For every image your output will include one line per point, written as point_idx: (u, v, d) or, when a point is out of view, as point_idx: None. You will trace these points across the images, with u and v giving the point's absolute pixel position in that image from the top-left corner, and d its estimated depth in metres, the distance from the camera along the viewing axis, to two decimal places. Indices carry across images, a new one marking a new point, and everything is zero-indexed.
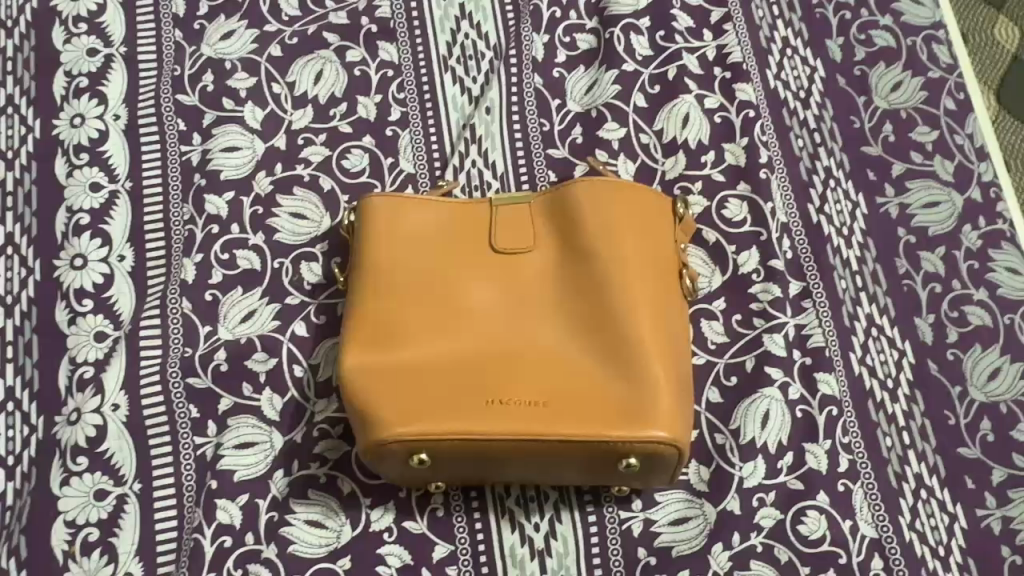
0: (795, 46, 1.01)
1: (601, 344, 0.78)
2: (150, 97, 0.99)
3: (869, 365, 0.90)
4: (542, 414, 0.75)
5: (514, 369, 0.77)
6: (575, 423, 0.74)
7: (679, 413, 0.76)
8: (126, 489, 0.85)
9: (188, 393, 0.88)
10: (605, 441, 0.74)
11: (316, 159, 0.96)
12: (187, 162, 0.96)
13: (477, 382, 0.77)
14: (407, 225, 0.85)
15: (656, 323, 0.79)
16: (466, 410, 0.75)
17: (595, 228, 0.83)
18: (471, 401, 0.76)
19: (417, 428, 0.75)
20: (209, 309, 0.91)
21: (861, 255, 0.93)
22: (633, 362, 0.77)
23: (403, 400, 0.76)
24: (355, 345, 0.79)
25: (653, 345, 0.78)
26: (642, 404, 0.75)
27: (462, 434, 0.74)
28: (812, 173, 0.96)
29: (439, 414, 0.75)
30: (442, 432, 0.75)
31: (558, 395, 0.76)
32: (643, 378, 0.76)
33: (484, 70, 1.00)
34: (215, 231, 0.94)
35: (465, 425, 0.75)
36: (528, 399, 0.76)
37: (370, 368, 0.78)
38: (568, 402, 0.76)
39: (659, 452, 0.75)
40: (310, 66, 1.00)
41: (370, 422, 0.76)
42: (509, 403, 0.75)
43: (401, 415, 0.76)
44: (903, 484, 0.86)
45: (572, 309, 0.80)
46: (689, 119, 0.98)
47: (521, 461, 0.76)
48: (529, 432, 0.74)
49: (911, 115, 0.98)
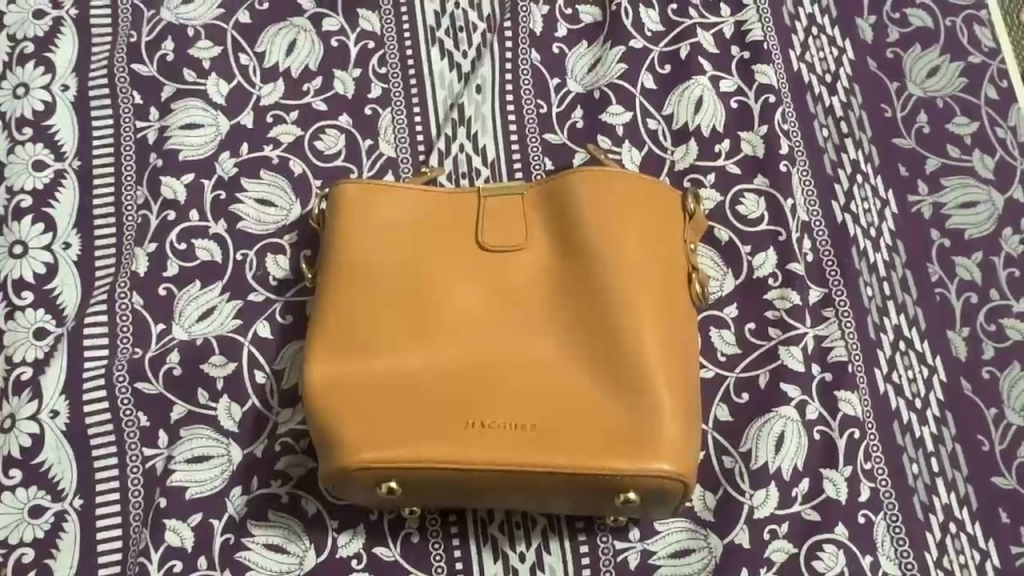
0: (822, 25, 0.91)
1: (599, 357, 0.69)
2: (103, 66, 0.89)
3: (896, 382, 0.81)
4: (532, 438, 0.66)
5: (500, 385, 0.68)
6: (568, 449, 0.66)
7: (686, 439, 0.67)
8: (65, 505, 0.76)
9: (137, 398, 0.79)
10: (601, 473, 0.65)
11: (287, 140, 0.87)
12: (143, 140, 0.86)
13: (457, 400, 0.68)
14: (384, 217, 0.75)
15: (662, 335, 0.70)
16: (445, 433, 0.66)
17: (595, 225, 0.73)
18: (451, 422, 0.67)
19: (388, 452, 0.66)
20: (163, 305, 0.82)
21: (890, 259, 0.84)
22: (636, 380, 0.68)
23: (374, 420, 0.67)
24: (320, 352, 0.70)
25: (658, 361, 0.69)
26: (644, 430, 0.66)
27: (438, 460, 0.66)
28: (837, 167, 0.87)
29: (415, 435, 0.66)
30: (416, 457, 0.66)
31: (549, 416, 0.67)
32: (647, 399, 0.67)
33: (476, 44, 0.90)
34: (172, 218, 0.84)
35: (444, 449, 0.66)
36: (516, 421, 0.67)
37: (336, 379, 0.69)
38: (561, 425, 0.66)
39: (661, 485, 0.66)
40: (282, 35, 0.90)
41: (334, 443, 0.67)
42: (493, 425, 0.66)
43: (370, 436, 0.67)
44: (931, 517, 0.78)
45: (567, 315, 0.71)
46: (703, 103, 0.88)
47: (505, 491, 0.67)
48: (515, 459, 0.65)
49: (949, 104, 0.89)
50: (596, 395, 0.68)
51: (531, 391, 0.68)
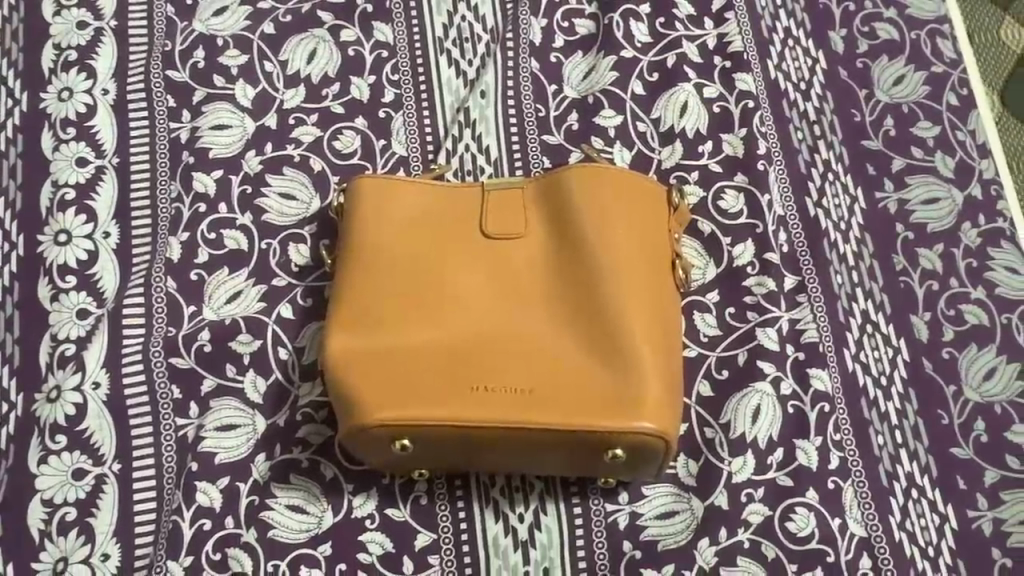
0: (797, 37, 0.99)
1: (591, 330, 0.77)
2: (140, 72, 0.97)
3: (863, 361, 0.89)
4: (528, 401, 0.73)
5: (500, 355, 0.76)
6: (561, 410, 0.73)
7: (668, 403, 0.74)
8: (105, 469, 0.84)
9: (171, 372, 0.87)
10: (591, 431, 0.73)
11: (308, 140, 0.95)
12: (176, 139, 0.95)
13: (462, 368, 0.75)
14: (397, 209, 0.84)
15: (646, 312, 0.78)
16: (452, 396, 0.74)
17: (587, 215, 0.81)
18: (456, 386, 0.74)
19: (399, 412, 0.73)
20: (195, 288, 0.89)
21: (858, 250, 0.92)
22: (623, 350, 0.76)
23: (387, 385, 0.75)
24: (339, 327, 0.78)
25: (643, 333, 0.76)
26: (630, 394, 0.74)
27: (444, 420, 0.73)
28: (811, 166, 0.95)
29: (424, 398, 0.74)
30: (425, 417, 0.73)
31: (544, 382, 0.74)
32: (632, 367, 0.75)
33: (481, 53, 0.98)
34: (203, 210, 0.92)
35: (449, 410, 0.73)
36: (515, 386, 0.74)
37: (354, 351, 0.77)
38: (555, 390, 0.74)
39: (646, 444, 0.73)
40: (303, 45, 0.98)
41: (352, 406, 0.75)
42: (494, 389, 0.74)
43: (384, 398, 0.74)
44: (894, 483, 0.85)
45: (561, 295, 0.79)
46: (688, 108, 0.96)
47: (504, 449, 0.75)
48: (513, 419, 0.73)
49: (913, 109, 0.97)
50: (587, 364, 0.76)
51: (528, 361, 0.76)
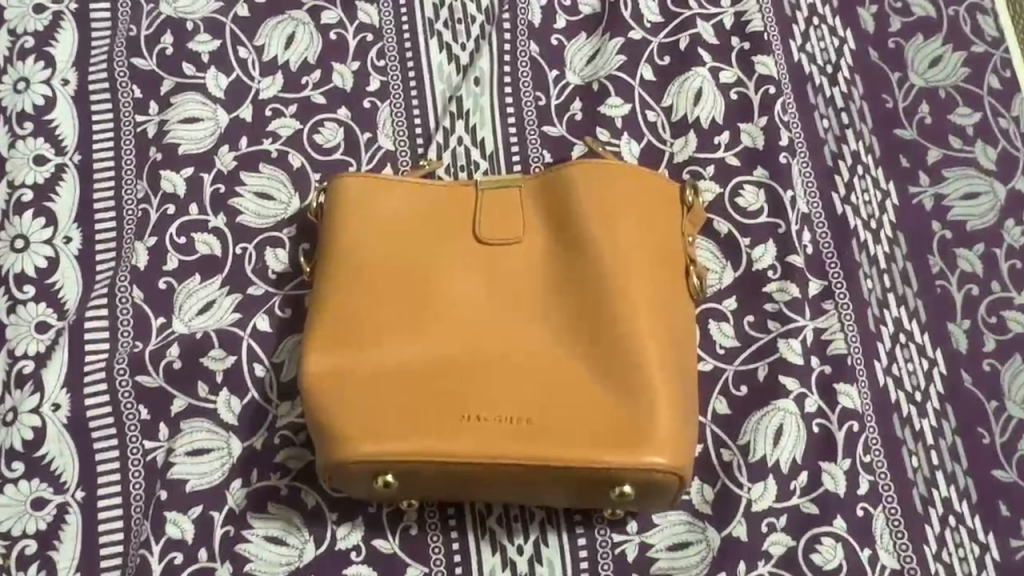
0: (823, 15, 0.90)
1: (596, 351, 0.69)
2: (102, 60, 0.89)
3: (896, 375, 0.81)
4: (526, 432, 0.66)
5: (496, 379, 0.68)
6: (563, 444, 0.66)
7: (681, 435, 0.67)
8: (67, 497, 0.77)
9: (137, 392, 0.79)
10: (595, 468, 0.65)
11: (286, 133, 0.87)
12: (142, 134, 0.87)
13: (453, 394, 0.68)
14: (382, 211, 0.75)
15: (657, 329, 0.70)
16: (441, 427, 0.67)
17: (592, 218, 0.73)
18: (447, 415, 0.67)
19: (382, 445, 0.66)
20: (163, 299, 0.82)
21: (890, 251, 0.84)
22: (631, 375, 0.68)
23: (371, 414, 0.67)
24: (318, 345, 0.70)
25: (654, 355, 0.69)
26: (639, 425, 0.66)
27: (433, 454, 0.66)
28: (838, 158, 0.86)
29: (409, 428, 0.67)
30: (411, 450, 0.66)
31: (545, 410, 0.67)
32: (642, 393, 0.67)
33: (474, 36, 0.89)
34: (171, 212, 0.84)
35: (439, 443, 0.66)
36: (511, 415, 0.67)
37: (334, 373, 0.69)
38: (556, 420, 0.67)
39: (656, 481, 0.66)
40: (280, 29, 0.90)
41: (331, 436, 0.68)
42: (488, 419, 0.67)
43: (365, 429, 0.67)
44: (930, 510, 0.78)
45: (562, 310, 0.71)
46: (703, 95, 0.87)
47: (500, 485, 0.68)
48: (509, 453, 0.66)
49: (951, 94, 0.88)
50: (592, 389, 0.68)
51: (526, 385, 0.68)
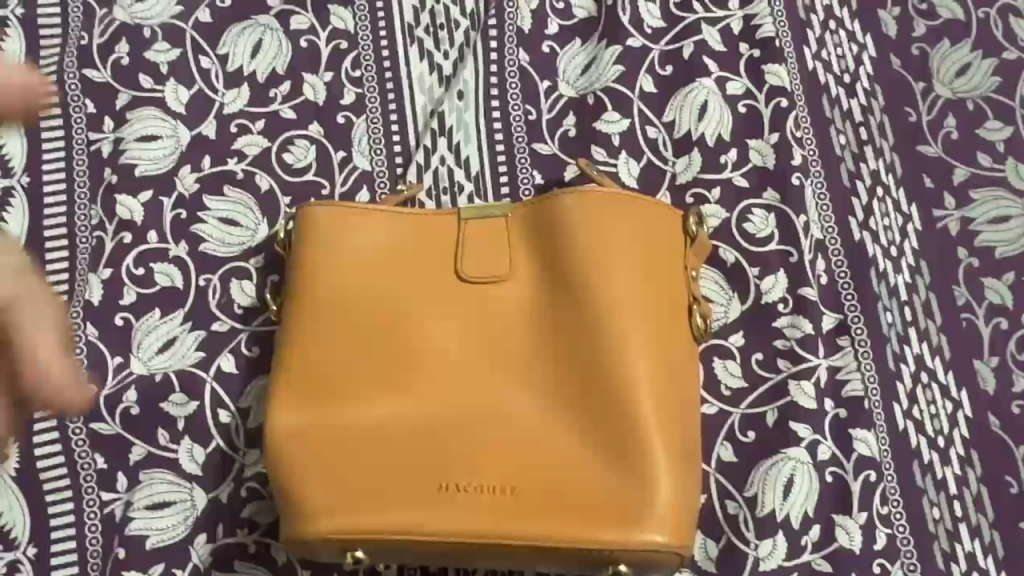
0: (840, 18, 0.83)
1: (588, 410, 0.63)
2: (51, 71, 0.81)
3: (916, 418, 0.74)
4: (509, 505, 0.60)
5: (479, 443, 0.62)
6: (549, 519, 0.60)
7: (682, 508, 0.61)
8: (19, 555, 0.71)
9: (92, 440, 0.73)
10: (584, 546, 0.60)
11: (252, 152, 0.79)
12: (96, 153, 0.79)
13: (430, 460, 0.62)
14: (354, 247, 0.68)
15: (657, 385, 0.63)
16: (416, 498, 0.61)
17: (585, 258, 0.66)
18: (423, 485, 0.61)
19: (352, 518, 0.60)
20: (120, 336, 0.75)
21: (912, 281, 0.77)
22: (626, 440, 0.62)
23: (341, 483, 0.62)
24: (282, 402, 0.64)
25: (651, 416, 0.62)
26: (633, 498, 0.60)
27: (406, 529, 0.60)
28: (855, 178, 0.79)
29: (382, 499, 0.61)
30: (383, 524, 0.60)
31: (531, 479, 0.61)
32: (639, 460, 0.61)
33: (458, 43, 0.82)
34: (128, 241, 0.77)
35: (413, 516, 0.60)
36: (493, 485, 0.61)
37: (300, 436, 0.63)
38: (542, 491, 0.61)
39: (654, 559, 0.60)
40: (246, 36, 0.82)
41: (296, 505, 0.62)
42: (467, 489, 0.61)
43: (332, 500, 0.61)
44: (952, 566, 0.71)
45: (552, 362, 0.65)
46: (708, 109, 0.80)
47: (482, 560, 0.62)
48: (491, 530, 0.60)
49: (980, 106, 0.80)
50: (584, 454, 0.62)
51: (513, 451, 0.62)
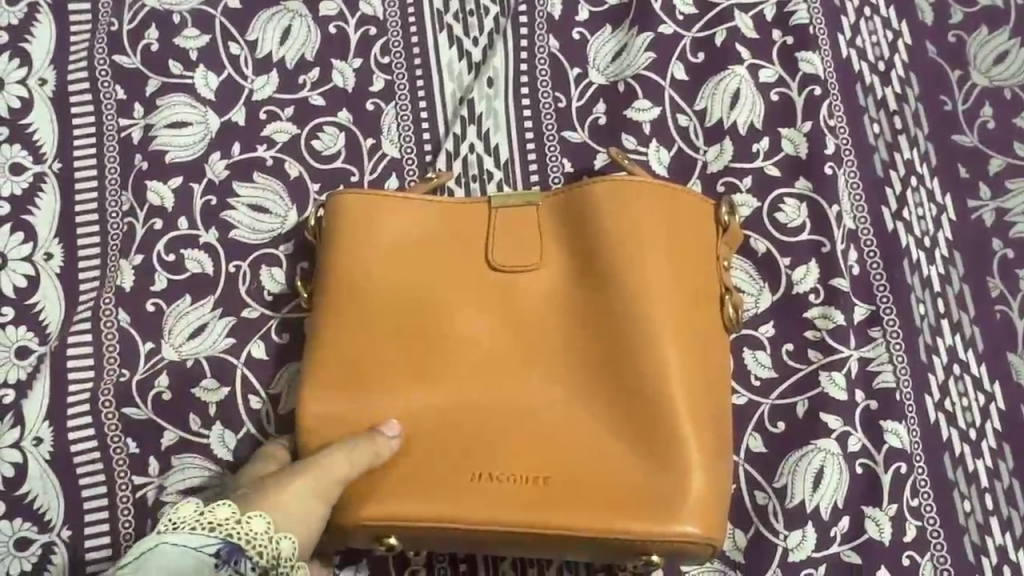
0: (875, 5, 0.81)
1: (620, 402, 0.63)
2: (82, 57, 0.81)
3: (948, 411, 0.74)
4: (542, 495, 0.61)
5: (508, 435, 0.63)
6: (583, 510, 0.60)
7: (715, 500, 0.61)
8: (53, 537, 0.72)
9: (124, 424, 0.74)
10: (617, 538, 0.60)
11: (281, 139, 0.79)
12: (127, 140, 0.80)
13: (463, 451, 0.62)
14: (380, 238, 0.67)
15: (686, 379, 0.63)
16: (449, 487, 0.61)
17: (617, 248, 0.65)
18: (456, 475, 0.62)
19: (386, 507, 0.61)
20: (152, 322, 0.76)
21: (945, 272, 0.76)
22: (660, 431, 0.62)
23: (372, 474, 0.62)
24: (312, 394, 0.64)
25: (684, 409, 0.62)
26: (666, 490, 0.61)
27: (439, 519, 0.61)
28: (889, 167, 0.78)
29: (415, 488, 0.62)
30: (416, 514, 0.61)
31: (563, 470, 0.61)
32: (669, 453, 0.61)
33: (488, 29, 0.81)
34: (159, 227, 0.78)
35: (446, 505, 0.61)
36: (525, 476, 0.61)
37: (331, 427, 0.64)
38: (574, 482, 0.61)
39: (687, 550, 0.61)
40: (275, 22, 0.82)
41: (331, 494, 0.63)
42: (500, 479, 0.61)
43: (367, 489, 0.62)
44: (983, 559, 0.71)
45: (584, 353, 0.65)
46: (740, 97, 0.79)
47: (514, 547, 0.63)
48: (523, 519, 0.60)
49: (1018, 95, 0.79)
50: (615, 446, 0.62)
51: (542, 443, 0.62)
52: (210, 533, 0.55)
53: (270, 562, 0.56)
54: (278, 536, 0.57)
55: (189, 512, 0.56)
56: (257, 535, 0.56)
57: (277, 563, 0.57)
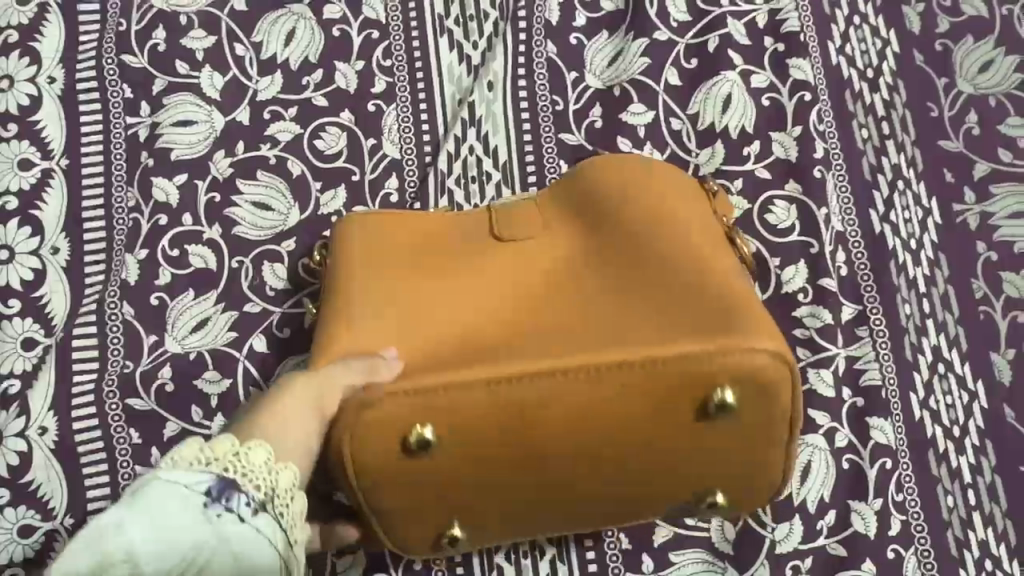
0: (865, 14, 0.84)
1: (652, 279, 0.61)
2: (90, 57, 0.83)
3: (933, 409, 0.75)
4: (586, 339, 0.59)
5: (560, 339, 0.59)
6: (636, 340, 0.57)
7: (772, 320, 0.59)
8: (56, 524, 0.73)
9: (127, 415, 0.75)
10: (687, 356, 0.56)
11: (284, 138, 0.81)
12: (133, 137, 0.82)
13: (496, 347, 0.60)
14: (389, 232, 0.69)
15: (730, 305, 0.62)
16: (487, 358, 0.58)
17: (624, 208, 0.67)
18: (491, 352, 0.59)
19: (419, 380, 0.57)
20: (156, 315, 0.78)
21: (931, 274, 0.78)
22: (697, 279, 0.61)
23: (421, 408, 0.57)
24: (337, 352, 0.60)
25: (718, 277, 0.61)
26: (727, 315, 0.58)
27: (483, 383, 0.57)
28: (877, 171, 0.80)
29: (452, 380, 0.57)
30: (460, 402, 0.57)
31: (606, 321, 0.60)
32: (708, 302, 0.59)
33: (487, 33, 0.83)
34: (163, 222, 0.79)
35: (486, 368, 0.57)
36: (559, 337, 0.59)
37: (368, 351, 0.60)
38: (617, 326, 0.59)
39: (766, 375, 0.56)
40: (280, 24, 0.84)
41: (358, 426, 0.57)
42: (534, 343, 0.59)
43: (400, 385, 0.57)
44: (966, 554, 0.73)
45: (612, 276, 0.63)
46: (732, 101, 0.81)
47: (566, 408, 0.57)
48: (577, 368, 0.57)
49: (1002, 102, 0.81)
50: (663, 301, 0.60)
51: (575, 314, 0.61)
52: (202, 466, 0.47)
53: (269, 493, 0.48)
54: (278, 468, 0.50)
55: (188, 444, 0.48)
56: (255, 465, 0.49)
57: (277, 496, 0.49)
